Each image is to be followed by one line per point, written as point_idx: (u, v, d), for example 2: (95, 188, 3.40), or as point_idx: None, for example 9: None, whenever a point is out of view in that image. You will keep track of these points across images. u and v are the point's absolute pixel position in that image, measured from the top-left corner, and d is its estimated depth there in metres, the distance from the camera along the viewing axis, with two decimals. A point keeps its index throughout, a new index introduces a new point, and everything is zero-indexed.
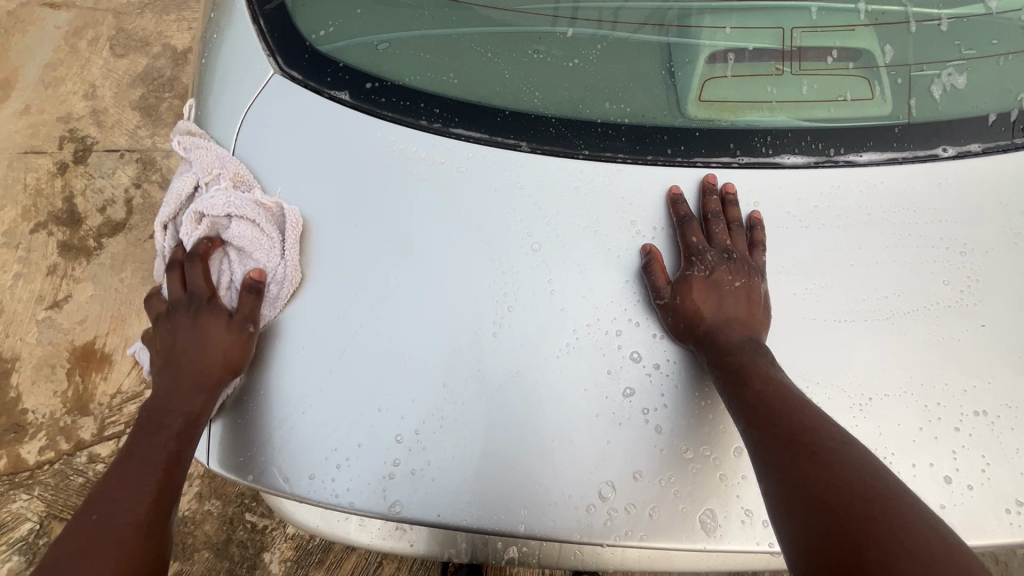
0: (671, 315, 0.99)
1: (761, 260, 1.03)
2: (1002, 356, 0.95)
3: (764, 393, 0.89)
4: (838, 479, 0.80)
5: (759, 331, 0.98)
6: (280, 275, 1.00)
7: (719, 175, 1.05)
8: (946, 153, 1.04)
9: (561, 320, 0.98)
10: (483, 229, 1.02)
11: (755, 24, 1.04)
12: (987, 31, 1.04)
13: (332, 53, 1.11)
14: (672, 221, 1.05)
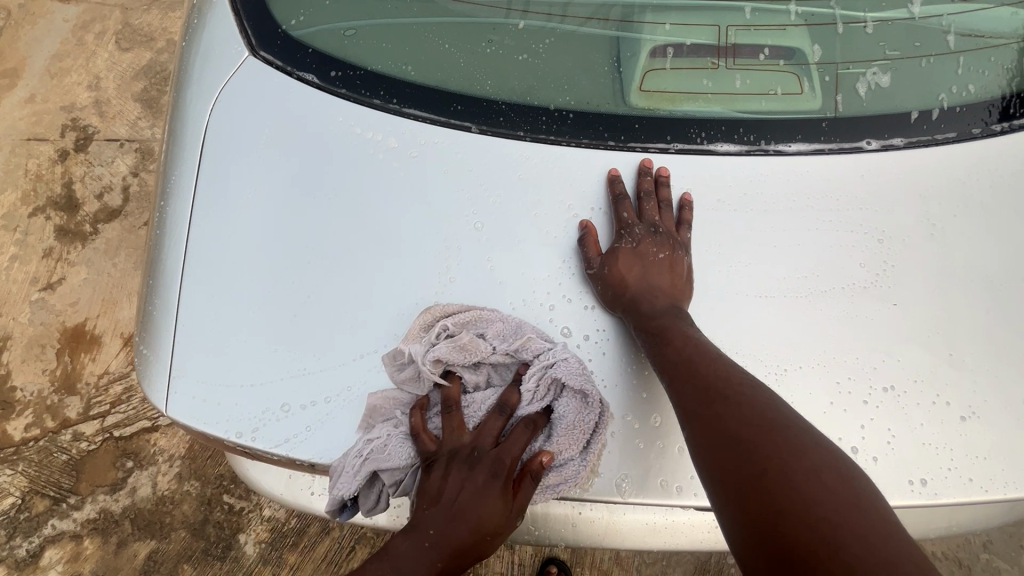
0: (601, 283, 1.05)
1: (687, 235, 1.09)
2: (915, 335, 1.01)
3: (683, 351, 0.96)
4: (745, 414, 0.88)
5: (681, 300, 1.04)
6: (573, 474, 0.98)
7: (655, 159, 1.12)
8: (870, 146, 1.12)
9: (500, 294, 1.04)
10: (434, 209, 1.09)
11: (694, 21, 1.11)
12: (911, 34, 1.12)
13: (303, 38, 1.19)
14: (608, 199, 1.12)
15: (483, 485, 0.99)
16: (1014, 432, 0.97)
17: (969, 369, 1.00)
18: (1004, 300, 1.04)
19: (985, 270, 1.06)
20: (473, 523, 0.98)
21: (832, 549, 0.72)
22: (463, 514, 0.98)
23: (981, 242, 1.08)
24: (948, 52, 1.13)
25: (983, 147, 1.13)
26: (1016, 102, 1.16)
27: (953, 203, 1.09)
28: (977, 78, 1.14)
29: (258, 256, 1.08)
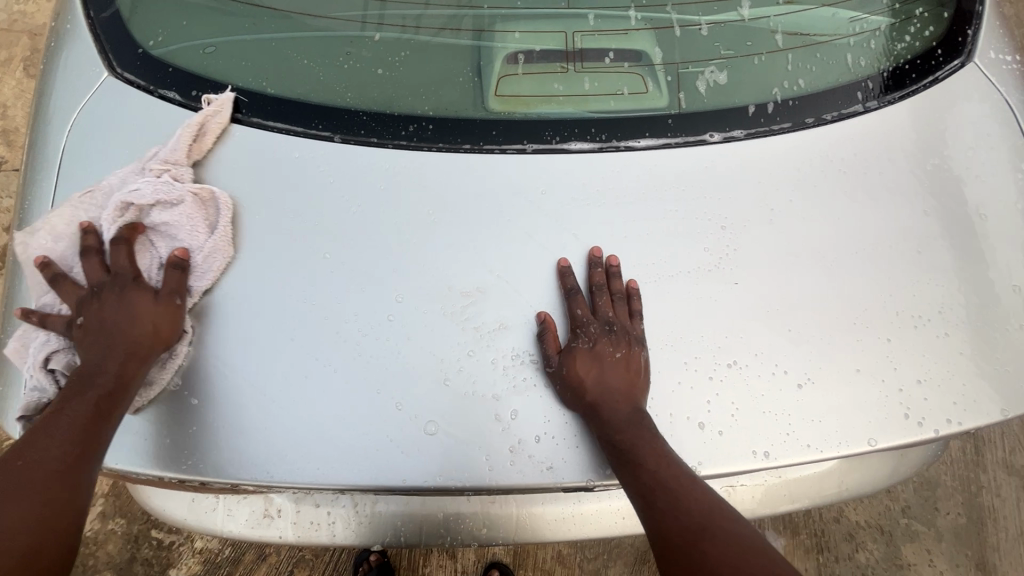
0: (560, 384, 1.01)
1: (640, 328, 1.06)
2: (756, 310, 1.05)
3: (657, 475, 0.96)
4: (725, 554, 0.97)
5: (640, 400, 1.02)
6: (208, 247, 1.06)
7: (604, 249, 1.10)
8: (713, 138, 1.19)
9: (373, 302, 1.03)
10: (353, 271, 1.05)
11: (544, 29, 1.18)
12: (742, 34, 1.21)
13: (162, 55, 1.19)
14: (559, 293, 1.08)
15: (127, 290, 1.06)
16: (851, 395, 1.02)
17: (807, 340, 1.04)
18: (838, 274, 1.09)
19: (819, 248, 1.11)
20: (148, 325, 1.02)
21: None
22: (126, 322, 1.04)
23: (819, 220, 1.13)
24: (778, 50, 1.22)
25: (818, 134, 1.22)
26: (847, 90, 1.25)
27: (789, 187, 1.16)
28: (807, 73, 1.24)
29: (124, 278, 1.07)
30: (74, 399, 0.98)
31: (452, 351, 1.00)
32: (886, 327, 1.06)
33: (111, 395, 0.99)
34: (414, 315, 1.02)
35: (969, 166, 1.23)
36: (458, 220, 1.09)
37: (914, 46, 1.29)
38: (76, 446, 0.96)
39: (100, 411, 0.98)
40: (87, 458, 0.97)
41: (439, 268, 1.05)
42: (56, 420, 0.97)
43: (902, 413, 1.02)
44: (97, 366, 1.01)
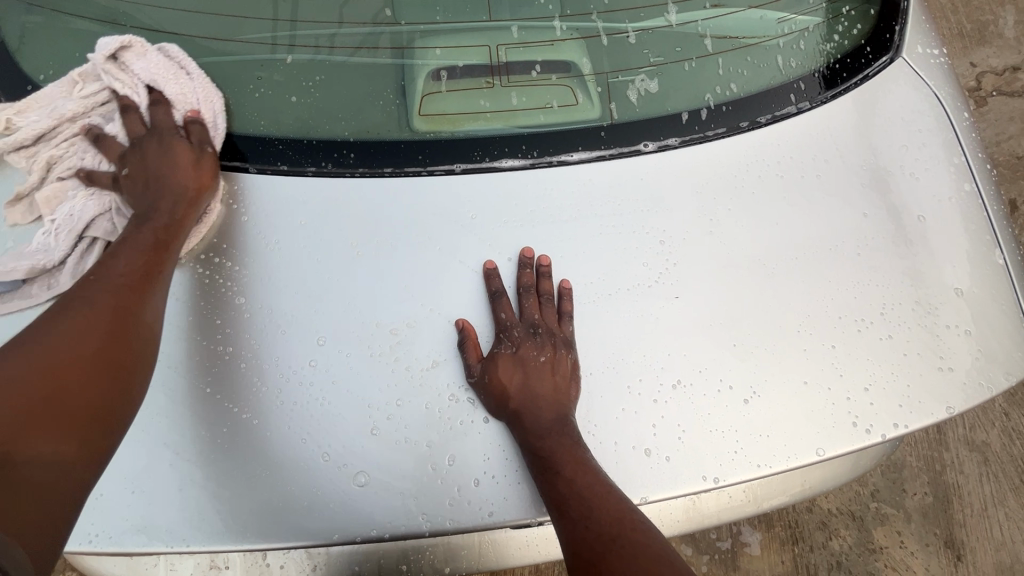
0: (483, 392, 0.97)
1: (568, 330, 1.03)
2: (698, 325, 1.02)
3: (574, 483, 0.91)
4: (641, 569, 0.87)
5: (569, 407, 0.98)
6: (199, 94, 1.10)
7: (535, 248, 1.08)
8: (647, 148, 1.16)
9: (297, 348, 0.98)
10: (272, 312, 1.00)
11: (466, 44, 1.13)
12: (670, 40, 1.19)
13: (58, 89, 1.11)
14: (485, 295, 1.05)
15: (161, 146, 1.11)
16: (798, 407, 1.00)
17: (754, 356, 1.01)
18: (779, 282, 1.07)
19: (758, 255, 1.09)
20: (181, 164, 1.07)
21: None
22: (168, 166, 1.07)
23: (758, 227, 1.11)
24: (708, 54, 1.20)
25: (753, 138, 1.20)
26: (779, 92, 1.24)
27: (727, 197, 1.13)
28: (739, 76, 1.22)
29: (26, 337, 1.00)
30: (129, 246, 1.00)
31: (383, 394, 0.95)
32: (829, 332, 1.05)
33: (173, 232, 1.02)
34: (341, 358, 0.97)
35: (903, 163, 1.22)
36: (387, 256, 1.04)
37: (843, 45, 1.29)
38: (134, 273, 0.96)
39: (158, 244, 1.01)
40: (140, 294, 0.95)
41: (366, 307, 1.00)
42: (109, 261, 0.99)
43: (849, 422, 1.00)
44: (152, 215, 1.05)
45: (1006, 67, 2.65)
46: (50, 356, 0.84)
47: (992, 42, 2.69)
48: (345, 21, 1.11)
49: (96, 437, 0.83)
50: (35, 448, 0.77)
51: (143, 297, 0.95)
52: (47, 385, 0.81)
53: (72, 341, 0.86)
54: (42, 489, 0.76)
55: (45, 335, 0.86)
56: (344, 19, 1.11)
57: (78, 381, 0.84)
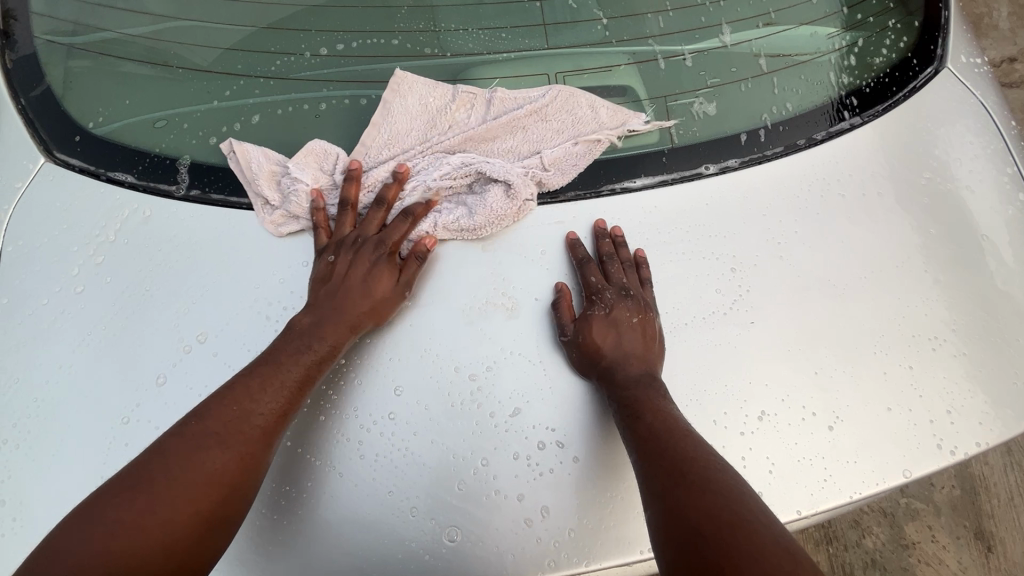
0: (575, 351, 1.01)
1: (651, 295, 1.07)
2: (776, 352, 1.01)
3: (655, 426, 0.91)
4: (710, 511, 0.81)
5: (655, 365, 1.01)
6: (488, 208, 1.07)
7: (607, 219, 1.12)
8: (708, 170, 1.15)
9: (373, 401, 0.95)
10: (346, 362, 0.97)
11: (524, 73, 1.13)
12: (726, 61, 1.18)
13: (108, 135, 1.07)
14: (572, 263, 1.09)
15: (376, 259, 1.08)
16: (881, 433, 0.99)
17: (839, 384, 1.00)
18: (851, 303, 1.07)
19: (828, 277, 1.08)
20: (369, 298, 1.03)
21: None
22: (357, 293, 1.03)
23: (827, 250, 1.10)
24: (762, 74, 1.20)
25: (810, 157, 1.20)
26: (832, 108, 1.23)
27: (793, 218, 1.12)
28: (794, 95, 1.21)
29: (91, 398, 0.96)
30: (262, 382, 0.95)
31: (468, 447, 0.93)
32: (906, 353, 1.04)
33: (323, 368, 0.98)
34: (422, 413, 0.94)
35: (958, 175, 1.22)
36: (463, 296, 1.02)
37: (890, 59, 1.28)
38: (246, 436, 0.91)
39: (306, 381, 0.96)
40: (270, 439, 0.93)
41: (444, 354, 0.97)
42: (255, 395, 0.93)
43: (933, 443, 1.00)
44: (315, 335, 0.99)
45: (1003, 59, 2.67)
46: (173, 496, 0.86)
47: (988, 34, 2.70)
48: (392, 54, 1.09)
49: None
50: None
51: (271, 446, 0.93)
52: (151, 529, 0.83)
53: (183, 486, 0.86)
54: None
55: (167, 469, 0.87)
56: (393, 50, 1.09)
57: (181, 532, 0.84)
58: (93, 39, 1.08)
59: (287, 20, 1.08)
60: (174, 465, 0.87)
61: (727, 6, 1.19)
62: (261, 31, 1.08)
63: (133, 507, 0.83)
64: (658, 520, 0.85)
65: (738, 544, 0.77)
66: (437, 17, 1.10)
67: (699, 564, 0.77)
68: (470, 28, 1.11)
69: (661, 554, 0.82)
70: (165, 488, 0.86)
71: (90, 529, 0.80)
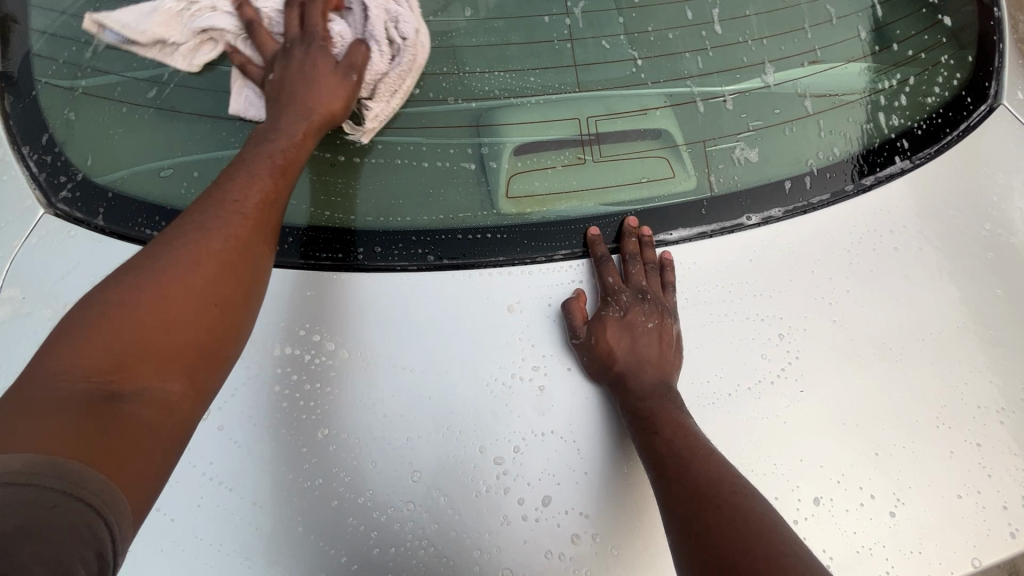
0: (587, 354, 0.98)
1: (671, 300, 1.04)
2: (823, 425, 0.94)
3: (673, 443, 0.87)
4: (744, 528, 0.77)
5: (671, 374, 0.98)
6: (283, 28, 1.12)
7: (639, 217, 1.08)
8: (750, 221, 1.08)
9: (390, 483, 0.91)
10: (362, 439, 0.92)
11: (554, 116, 1.05)
12: (769, 102, 1.10)
13: (113, 183, 1.01)
14: (591, 263, 1.07)
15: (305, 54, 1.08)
16: (951, 519, 0.91)
17: (900, 463, 0.93)
18: (908, 369, 0.99)
19: (880, 338, 1.01)
20: (329, 93, 1.05)
21: None
22: (309, 85, 1.05)
23: (879, 309, 1.03)
24: (807, 116, 1.12)
25: (859, 205, 1.11)
26: (883, 150, 1.15)
27: (844, 275, 1.05)
28: (841, 137, 1.13)
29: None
30: (229, 178, 0.92)
31: (496, 541, 0.89)
32: (972, 428, 0.96)
33: (290, 154, 0.98)
34: (444, 502, 0.90)
35: (1018, 226, 1.14)
36: (490, 366, 0.96)
37: (943, 97, 1.19)
38: (254, 197, 0.90)
39: (279, 169, 0.95)
40: (258, 226, 0.88)
41: (468, 431, 0.93)
42: (232, 182, 0.90)
43: (1006, 530, 0.91)
44: (271, 131, 0.99)
45: None
46: (171, 288, 0.77)
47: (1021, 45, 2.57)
48: (410, 101, 1.03)
49: (197, 376, 0.76)
50: (146, 382, 0.71)
51: (260, 235, 0.88)
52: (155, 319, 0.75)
53: (186, 277, 0.79)
54: (149, 425, 0.68)
55: (155, 271, 0.78)
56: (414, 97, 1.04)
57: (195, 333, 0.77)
58: (95, 81, 1.02)
59: None
60: (166, 263, 0.79)
61: (771, 44, 1.11)
62: None
63: (128, 300, 0.75)
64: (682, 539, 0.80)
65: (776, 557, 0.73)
66: (460, 59, 1.04)
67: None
68: (496, 71, 1.04)
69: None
70: (162, 287, 0.77)
71: (105, 320, 0.72)
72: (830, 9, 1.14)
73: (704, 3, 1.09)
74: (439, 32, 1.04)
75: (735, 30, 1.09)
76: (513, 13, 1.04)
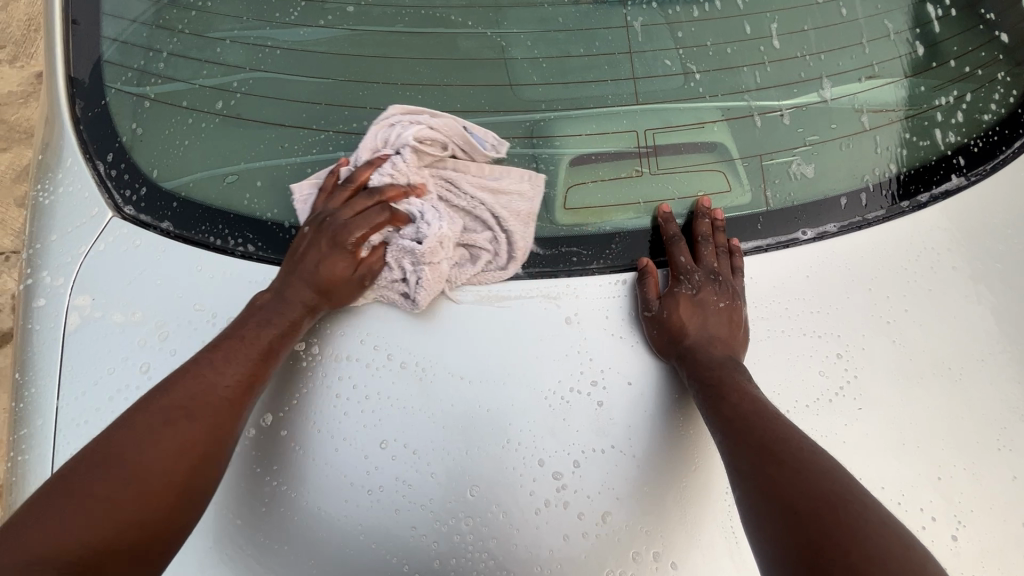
0: (657, 327, 1.03)
1: (741, 283, 1.08)
2: (883, 444, 0.98)
3: (739, 406, 0.90)
4: (808, 483, 0.81)
5: (739, 350, 1.02)
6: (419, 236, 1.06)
7: (712, 199, 1.10)
8: (805, 236, 1.09)
9: (449, 494, 0.92)
10: (418, 452, 0.93)
11: (610, 128, 1.06)
12: (825, 117, 1.10)
13: (179, 188, 1.04)
14: (662, 240, 1.09)
15: (329, 249, 1.02)
16: (1003, 529, 0.95)
17: (962, 485, 0.97)
18: (962, 387, 1.03)
19: (936, 356, 1.05)
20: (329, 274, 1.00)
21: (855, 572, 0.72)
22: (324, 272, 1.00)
23: (934, 328, 1.06)
24: (863, 131, 1.12)
25: (913, 223, 1.12)
26: (939, 167, 1.15)
27: (900, 293, 1.08)
28: (896, 154, 1.13)
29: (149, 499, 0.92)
30: (229, 352, 0.94)
31: (555, 557, 0.90)
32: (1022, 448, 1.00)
33: (288, 340, 0.97)
34: (501, 517, 0.91)
35: None
36: (548, 378, 0.98)
37: (999, 114, 1.18)
38: (240, 382, 0.93)
39: (265, 354, 0.95)
40: (239, 413, 0.92)
41: (526, 443, 0.94)
42: (217, 363, 0.93)
43: None
44: (279, 303, 0.99)
45: None
46: (140, 479, 0.84)
47: None
48: (468, 110, 1.04)
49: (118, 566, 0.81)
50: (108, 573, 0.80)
51: (238, 415, 0.92)
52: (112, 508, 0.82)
53: (161, 470, 0.85)
54: None
55: (129, 454, 0.85)
56: (479, 108, 1.04)
57: (157, 512, 0.84)
58: (164, 89, 1.05)
59: (364, 74, 1.04)
60: (142, 446, 0.86)
61: (828, 59, 1.10)
62: (339, 83, 1.03)
63: (104, 485, 0.83)
64: (747, 499, 0.84)
65: (845, 507, 0.78)
66: (513, 72, 1.04)
67: (812, 537, 0.77)
68: (556, 84, 1.05)
69: (760, 546, 0.80)
70: (134, 470, 0.84)
71: (69, 506, 0.80)
72: (887, 24, 1.13)
73: (763, 17, 1.09)
74: (496, 44, 1.04)
75: (793, 45, 1.09)
76: (575, 25, 1.05)
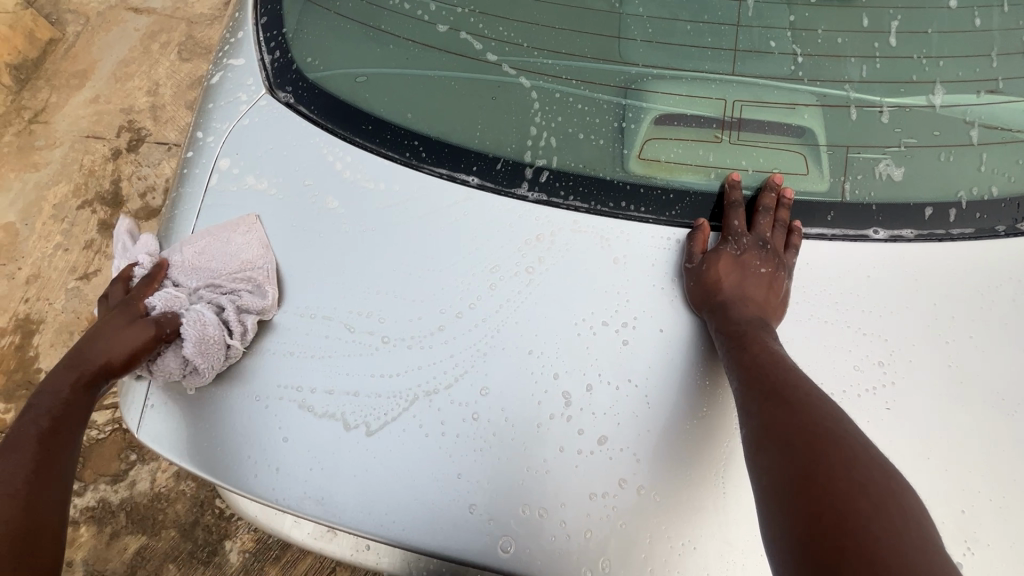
0: (696, 280, 1.07)
1: (791, 259, 1.10)
2: (907, 451, 0.96)
3: (759, 357, 0.94)
4: (806, 420, 0.85)
5: (771, 316, 1.05)
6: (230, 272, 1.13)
7: (784, 176, 1.12)
8: (877, 235, 1.09)
9: (467, 377, 1.03)
10: (448, 335, 1.06)
11: (701, 94, 1.11)
12: (930, 122, 1.07)
13: (320, 80, 1.25)
14: (721, 205, 1.14)
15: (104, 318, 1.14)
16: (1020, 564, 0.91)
17: (984, 517, 0.93)
18: (1015, 421, 0.98)
19: (995, 387, 1.00)
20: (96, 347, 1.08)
21: (834, 489, 0.77)
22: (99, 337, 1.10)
23: (1000, 357, 1.01)
24: (970, 145, 1.07)
25: (1001, 249, 1.08)
26: None
27: (968, 315, 1.04)
28: (1001, 177, 1.09)
29: (195, 437, 1.05)
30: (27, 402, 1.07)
31: (548, 460, 0.99)
32: None
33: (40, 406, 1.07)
34: (505, 415, 1.01)
35: None
36: (580, 302, 1.07)
37: None
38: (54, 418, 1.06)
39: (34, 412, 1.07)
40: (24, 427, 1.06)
41: (547, 352, 1.04)
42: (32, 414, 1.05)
43: None
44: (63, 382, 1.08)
45: None
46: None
47: None
48: (572, 54, 1.14)
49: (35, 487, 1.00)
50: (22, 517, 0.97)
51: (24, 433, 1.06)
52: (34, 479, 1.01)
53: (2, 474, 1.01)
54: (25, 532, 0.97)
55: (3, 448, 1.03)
56: (582, 54, 1.13)
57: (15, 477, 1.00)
58: None
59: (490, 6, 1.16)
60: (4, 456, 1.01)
61: (947, 65, 1.07)
62: (464, 13, 1.17)
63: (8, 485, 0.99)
64: (752, 431, 0.89)
65: (839, 449, 0.81)
66: (623, 27, 1.12)
67: (801, 462, 0.81)
68: (659, 43, 1.11)
69: (757, 470, 0.85)
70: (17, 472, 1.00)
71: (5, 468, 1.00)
72: None
73: (883, 13, 1.07)
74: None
75: (912, 44, 1.07)
76: None
